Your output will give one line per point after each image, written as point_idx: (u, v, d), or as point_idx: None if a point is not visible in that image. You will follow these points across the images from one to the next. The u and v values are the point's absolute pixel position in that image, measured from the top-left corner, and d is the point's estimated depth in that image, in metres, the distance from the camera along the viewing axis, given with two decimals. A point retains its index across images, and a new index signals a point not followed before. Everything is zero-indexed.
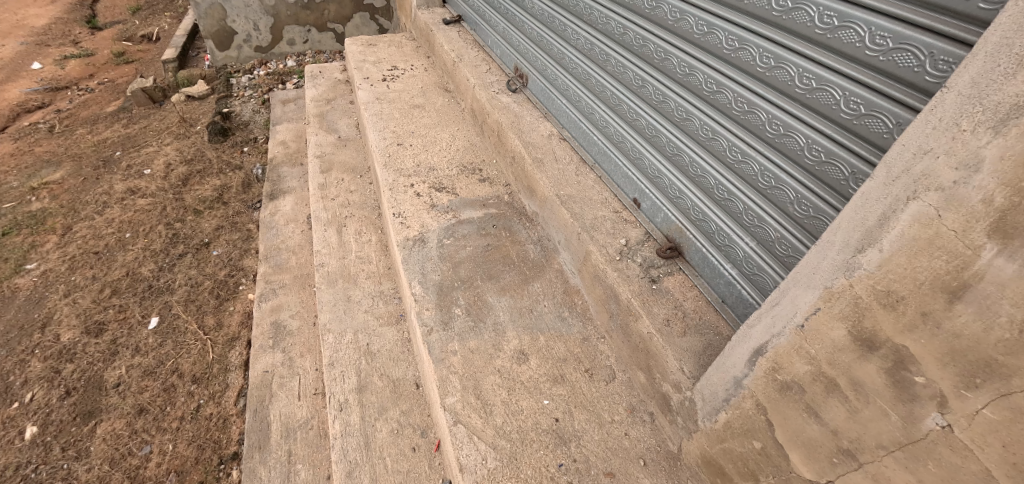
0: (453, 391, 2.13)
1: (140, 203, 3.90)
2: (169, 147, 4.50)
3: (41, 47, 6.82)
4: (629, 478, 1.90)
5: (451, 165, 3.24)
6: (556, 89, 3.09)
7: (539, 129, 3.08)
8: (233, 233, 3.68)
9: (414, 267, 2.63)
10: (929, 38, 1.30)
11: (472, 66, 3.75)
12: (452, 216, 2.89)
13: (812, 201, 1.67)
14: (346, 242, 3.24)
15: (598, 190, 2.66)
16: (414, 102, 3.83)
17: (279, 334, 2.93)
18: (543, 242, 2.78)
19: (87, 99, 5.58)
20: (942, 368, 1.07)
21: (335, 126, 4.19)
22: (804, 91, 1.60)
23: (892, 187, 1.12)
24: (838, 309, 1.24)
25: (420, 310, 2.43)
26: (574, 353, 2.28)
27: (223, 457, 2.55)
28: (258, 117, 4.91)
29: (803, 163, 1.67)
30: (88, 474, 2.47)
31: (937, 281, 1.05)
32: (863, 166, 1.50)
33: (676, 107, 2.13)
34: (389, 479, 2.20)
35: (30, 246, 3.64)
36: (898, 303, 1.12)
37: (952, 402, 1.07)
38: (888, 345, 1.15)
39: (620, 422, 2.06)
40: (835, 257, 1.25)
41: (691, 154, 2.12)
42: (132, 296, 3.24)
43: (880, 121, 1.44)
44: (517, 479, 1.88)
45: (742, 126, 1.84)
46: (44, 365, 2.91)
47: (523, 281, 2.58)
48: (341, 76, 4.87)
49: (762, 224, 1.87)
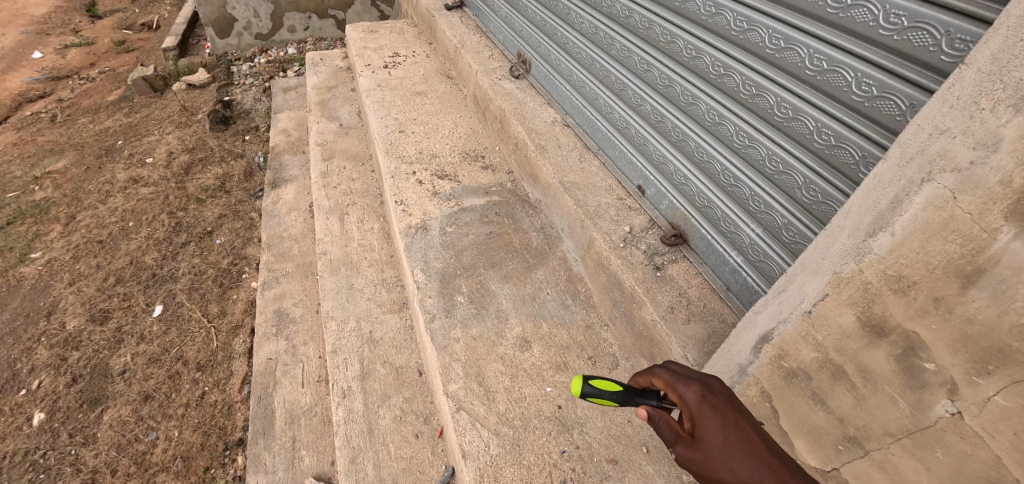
0: (455, 379, 2.13)
1: (143, 192, 3.89)
2: (170, 135, 4.49)
3: (42, 36, 6.79)
4: (632, 465, 1.90)
5: (454, 152, 3.21)
6: (559, 75, 3.05)
7: (542, 115, 3.05)
8: (236, 222, 3.68)
9: (416, 255, 2.61)
10: (946, 16, 1.26)
11: (474, 52, 3.71)
12: (455, 204, 2.87)
13: (821, 186, 1.63)
14: (348, 230, 3.22)
15: (602, 177, 2.63)
16: (415, 89, 3.80)
17: (283, 321, 2.93)
18: (546, 229, 2.76)
19: (88, 88, 5.55)
20: (953, 354, 1.05)
21: (336, 114, 4.15)
22: (814, 73, 1.56)
23: (906, 169, 1.10)
24: (847, 295, 1.22)
25: (422, 298, 2.42)
26: (577, 341, 2.27)
27: (229, 443, 2.56)
28: (259, 105, 4.88)
29: (812, 147, 1.64)
30: (96, 460, 2.49)
31: (951, 265, 1.03)
32: (874, 149, 1.46)
33: (682, 92, 2.10)
34: (393, 465, 2.21)
35: (34, 235, 3.64)
36: (910, 288, 1.09)
37: (963, 389, 1.05)
38: (898, 331, 1.13)
39: (622, 409, 2.05)
40: (845, 241, 1.23)
41: (697, 139, 2.09)
42: (136, 285, 3.25)
43: (893, 103, 1.40)
44: (520, 466, 1.88)
45: (750, 111, 1.81)
46: (50, 353, 2.92)
47: (526, 268, 2.57)
48: (342, 63, 4.84)
49: (768, 210, 1.84)
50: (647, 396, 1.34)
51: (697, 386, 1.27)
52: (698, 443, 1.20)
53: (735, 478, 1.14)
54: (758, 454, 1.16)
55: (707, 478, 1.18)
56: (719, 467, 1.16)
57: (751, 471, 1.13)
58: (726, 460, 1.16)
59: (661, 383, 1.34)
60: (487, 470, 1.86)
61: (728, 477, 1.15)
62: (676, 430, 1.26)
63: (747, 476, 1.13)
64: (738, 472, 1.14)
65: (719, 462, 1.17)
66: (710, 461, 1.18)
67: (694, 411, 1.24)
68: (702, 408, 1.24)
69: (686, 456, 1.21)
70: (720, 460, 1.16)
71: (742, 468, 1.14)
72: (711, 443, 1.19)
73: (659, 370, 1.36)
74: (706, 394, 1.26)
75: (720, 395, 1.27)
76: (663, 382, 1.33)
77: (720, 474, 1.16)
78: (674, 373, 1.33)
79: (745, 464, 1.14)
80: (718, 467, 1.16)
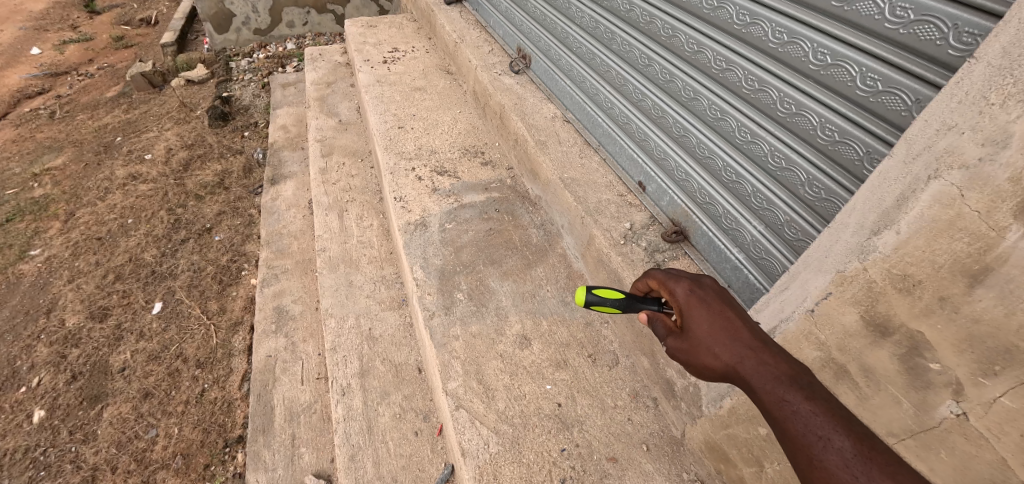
0: (454, 376, 2.12)
1: (142, 188, 3.87)
2: (169, 131, 4.47)
3: (41, 32, 6.77)
4: (633, 463, 1.88)
5: (453, 148, 3.19)
6: (560, 70, 3.03)
7: (542, 111, 3.03)
8: (235, 218, 3.66)
9: (416, 251, 2.60)
10: (953, 9, 1.23)
11: (474, 47, 3.68)
12: (454, 200, 2.85)
13: (824, 182, 1.61)
14: (348, 227, 3.21)
15: (603, 173, 2.61)
16: (415, 84, 3.77)
17: (282, 318, 2.92)
18: (546, 225, 2.74)
19: (87, 85, 5.53)
20: (959, 354, 1.03)
21: (335, 110, 4.13)
22: (817, 68, 1.54)
23: (912, 165, 1.08)
24: (851, 294, 1.20)
25: (422, 295, 2.41)
26: (577, 338, 2.26)
27: (229, 440, 2.56)
28: (258, 101, 4.86)
29: (815, 143, 1.62)
30: (96, 457, 2.49)
31: (957, 264, 1.01)
32: (878, 145, 1.44)
33: (683, 87, 2.07)
34: (392, 463, 2.20)
35: (34, 232, 3.63)
36: (915, 287, 1.08)
37: (968, 390, 1.03)
38: (902, 330, 1.11)
39: (623, 407, 2.04)
40: (849, 239, 1.21)
41: (698, 135, 2.06)
42: (136, 282, 3.24)
43: (898, 98, 1.38)
44: (519, 464, 1.86)
45: (752, 106, 1.79)
46: (50, 350, 2.91)
47: (526, 265, 2.55)
48: (342, 58, 4.80)
49: (770, 206, 1.82)
50: (649, 303, 1.45)
51: (687, 282, 1.34)
52: (685, 332, 1.29)
53: (717, 361, 1.22)
54: (740, 338, 1.21)
55: (694, 364, 1.27)
56: (703, 353, 1.24)
57: (730, 353, 1.20)
58: (709, 346, 1.24)
59: (658, 285, 1.43)
60: (486, 469, 1.85)
61: (711, 361, 1.23)
62: (670, 325, 1.36)
63: (726, 358, 1.20)
64: (719, 355, 1.22)
65: (702, 348, 1.25)
66: (695, 349, 1.26)
67: (683, 304, 1.33)
68: (689, 301, 1.31)
69: (675, 346, 1.31)
70: (703, 346, 1.25)
71: (724, 352, 1.21)
72: (696, 333, 1.27)
73: (655, 271, 1.44)
74: (695, 290, 1.33)
75: (709, 288, 1.33)
76: (657, 281, 1.41)
77: (703, 359, 1.24)
78: (667, 272, 1.41)
79: (726, 347, 1.21)
80: (701, 353, 1.25)
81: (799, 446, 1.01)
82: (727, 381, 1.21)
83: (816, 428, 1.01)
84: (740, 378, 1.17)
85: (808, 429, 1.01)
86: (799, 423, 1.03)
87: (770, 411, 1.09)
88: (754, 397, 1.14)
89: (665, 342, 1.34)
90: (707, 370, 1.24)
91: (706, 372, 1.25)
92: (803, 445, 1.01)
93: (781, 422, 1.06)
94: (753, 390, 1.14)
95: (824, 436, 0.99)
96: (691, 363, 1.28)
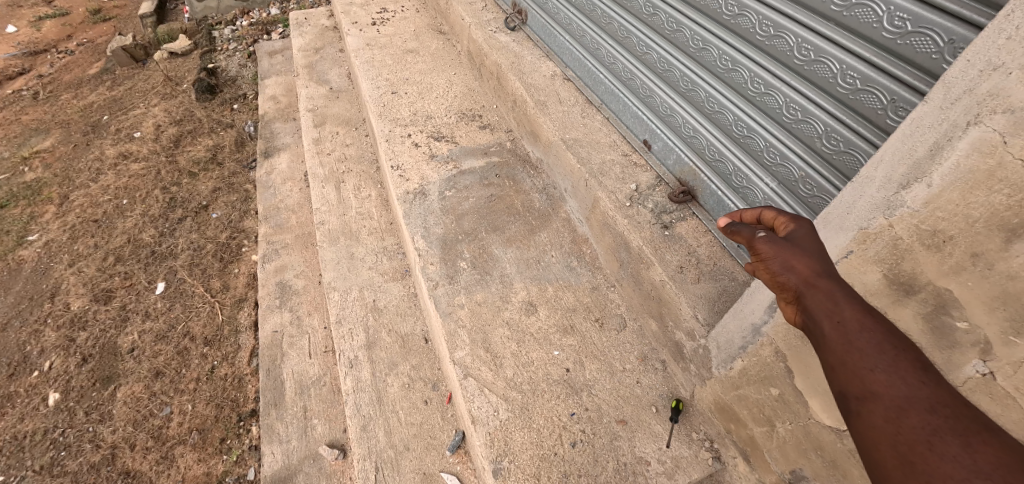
0: (462, 345, 2.09)
1: (134, 168, 3.78)
2: (156, 107, 4.34)
3: (13, 8, 6.46)
4: (642, 425, 1.88)
5: (449, 112, 3.08)
6: (558, 25, 2.89)
7: (540, 69, 2.90)
8: (231, 195, 3.59)
9: (416, 221, 2.53)
10: None
11: (466, 3, 3.50)
12: (453, 167, 2.77)
13: (844, 134, 1.54)
14: (346, 198, 3.14)
15: (606, 132, 2.52)
16: (407, 46, 3.62)
17: (285, 293, 2.89)
18: (548, 190, 2.67)
19: (68, 62, 5.35)
20: (990, 313, 1.00)
21: (326, 77, 3.99)
22: (840, 9, 1.44)
23: (950, 111, 1.02)
24: (873, 252, 1.15)
25: (425, 265, 2.36)
26: (583, 302, 2.23)
27: (242, 414, 2.58)
28: (246, 71, 4.71)
29: (835, 92, 1.53)
30: (113, 436, 2.50)
31: (994, 218, 0.96)
32: (905, 92, 1.36)
33: (690, 36, 1.97)
34: (404, 431, 2.22)
35: (30, 218, 3.56)
36: (945, 243, 1.03)
37: (997, 349, 1.01)
38: (929, 289, 1.07)
39: (631, 370, 2.02)
40: (875, 193, 1.15)
41: (707, 88, 1.97)
42: (136, 263, 3.20)
43: (928, 39, 1.29)
44: (530, 429, 1.86)
45: (767, 55, 1.69)
46: (58, 334, 2.90)
47: (529, 231, 2.50)
48: (329, 22, 4.61)
49: (785, 161, 1.76)
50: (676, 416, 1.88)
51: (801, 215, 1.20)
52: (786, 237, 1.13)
53: (810, 267, 1.07)
54: None
55: (776, 263, 1.11)
56: (796, 253, 1.10)
57: (827, 268, 1.07)
58: (808, 255, 1.09)
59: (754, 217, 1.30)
60: (498, 434, 1.85)
61: (804, 265, 1.08)
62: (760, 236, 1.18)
63: (820, 268, 1.07)
64: (814, 262, 1.07)
65: (799, 252, 1.10)
66: (790, 247, 1.11)
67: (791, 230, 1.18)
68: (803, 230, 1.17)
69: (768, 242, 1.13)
70: (801, 251, 1.10)
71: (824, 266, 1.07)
72: (797, 241, 1.12)
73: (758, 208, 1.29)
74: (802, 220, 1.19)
75: None
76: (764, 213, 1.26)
77: (795, 257, 1.09)
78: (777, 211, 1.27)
79: (827, 265, 1.08)
80: (794, 253, 1.10)
81: (863, 354, 0.95)
82: (805, 291, 1.06)
83: (891, 340, 0.95)
84: (827, 290, 1.04)
85: (883, 339, 0.96)
86: (874, 334, 0.96)
87: (846, 321, 0.99)
88: (831, 307, 1.02)
89: (751, 229, 1.17)
90: (788, 271, 1.09)
91: (785, 272, 1.09)
92: (870, 352, 0.95)
93: (853, 330, 0.98)
94: (838, 303, 1.02)
95: (899, 348, 0.94)
96: (772, 258, 1.11)
